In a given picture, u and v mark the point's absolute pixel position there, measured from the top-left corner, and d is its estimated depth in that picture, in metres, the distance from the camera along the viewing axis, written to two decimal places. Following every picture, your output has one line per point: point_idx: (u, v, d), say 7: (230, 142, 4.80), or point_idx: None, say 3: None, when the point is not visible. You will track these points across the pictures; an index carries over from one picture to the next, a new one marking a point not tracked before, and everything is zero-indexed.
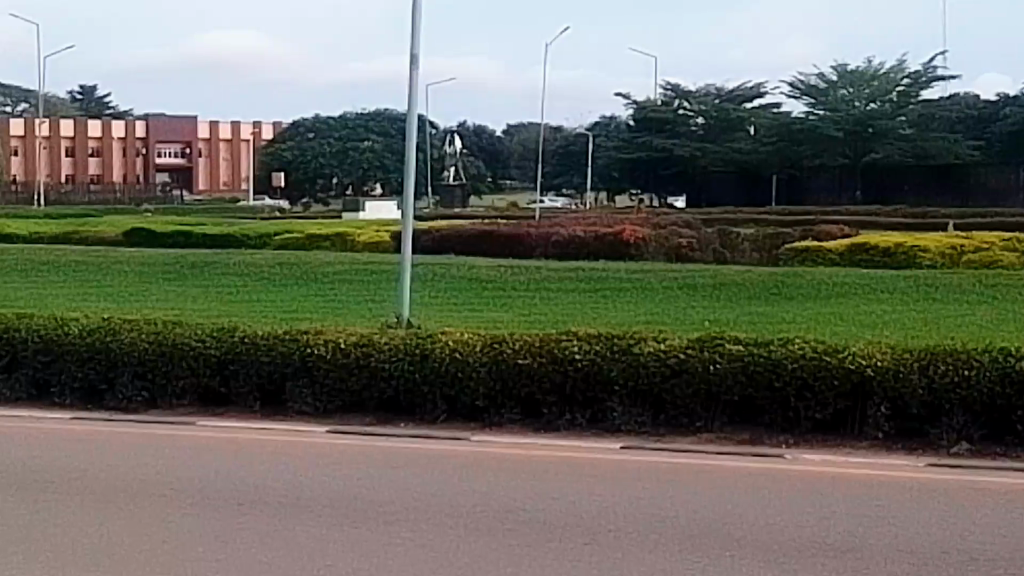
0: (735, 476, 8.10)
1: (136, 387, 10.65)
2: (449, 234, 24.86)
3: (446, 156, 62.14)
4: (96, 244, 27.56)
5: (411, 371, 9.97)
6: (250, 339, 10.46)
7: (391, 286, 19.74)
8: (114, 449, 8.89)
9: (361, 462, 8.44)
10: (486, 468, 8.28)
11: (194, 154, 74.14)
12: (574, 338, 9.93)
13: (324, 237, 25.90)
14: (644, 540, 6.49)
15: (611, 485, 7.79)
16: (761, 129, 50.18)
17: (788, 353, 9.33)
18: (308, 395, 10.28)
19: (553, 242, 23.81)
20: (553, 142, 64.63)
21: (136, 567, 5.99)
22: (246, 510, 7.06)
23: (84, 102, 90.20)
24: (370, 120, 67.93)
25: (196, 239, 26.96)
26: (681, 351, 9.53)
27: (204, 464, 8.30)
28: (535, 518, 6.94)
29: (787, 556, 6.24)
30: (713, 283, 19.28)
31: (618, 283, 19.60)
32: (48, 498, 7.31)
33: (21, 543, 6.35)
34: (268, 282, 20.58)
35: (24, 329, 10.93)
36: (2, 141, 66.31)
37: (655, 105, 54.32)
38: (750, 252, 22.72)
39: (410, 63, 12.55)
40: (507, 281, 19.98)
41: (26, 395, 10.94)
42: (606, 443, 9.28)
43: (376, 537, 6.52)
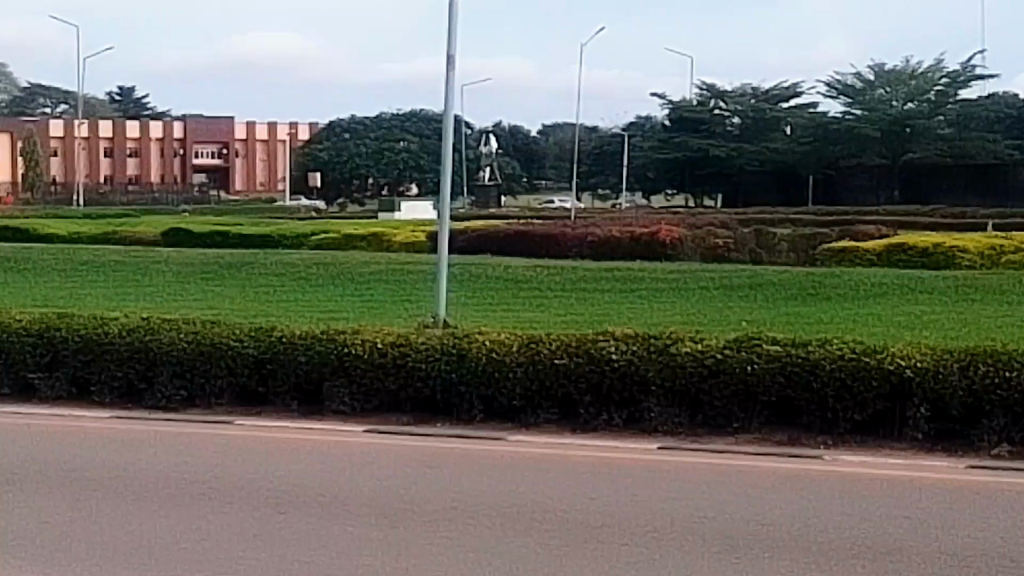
0: (775, 477, 8.08)
1: (175, 386, 10.71)
2: (486, 235, 24.91)
3: (482, 156, 62.29)
4: (135, 244, 27.75)
5: (448, 371, 9.98)
6: (288, 339, 10.50)
7: (427, 287, 19.79)
8: (152, 448, 8.93)
9: (399, 462, 8.46)
10: (522, 468, 8.28)
11: (231, 155, 74.50)
12: (611, 338, 9.92)
13: (361, 238, 26.00)
14: (681, 541, 6.48)
15: (649, 485, 7.79)
16: (797, 129, 49.97)
17: (826, 354, 9.30)
18: (346, 394, 10.30)
19: (589, 242, 23.81)
20: (589, 142, 64.60)
21: (174, 565, 6.01)
22: (284, 509, 7.09)
23: (122, 104, 90.94)
24: (406, 122, 68.14)
25: (233, 239, 27.11)
26: (719, 350, 9.51)
27: (241, 464, 8.34)
28: (573, 517, 6.94)
29: (825, 557, 6.22)
30: (750, 283, 19.23)
31: (655, 283, 19.58)
32: (88, 497, 7.36)
33: (61, 542, 6.39)
34: (304, 282, 20.66)
35: (65, 329, 11.03)
36: (41, 141, 66.89)
37: (691, 105, 54.24)
38: (787, 253, 22.66)
39: (447, 64, 12.59)
40: (543, 281, 20.00)
41: (66, 393, 11.03)
42: (643, 443, 9.27)
43: (413, 537, 6.53)
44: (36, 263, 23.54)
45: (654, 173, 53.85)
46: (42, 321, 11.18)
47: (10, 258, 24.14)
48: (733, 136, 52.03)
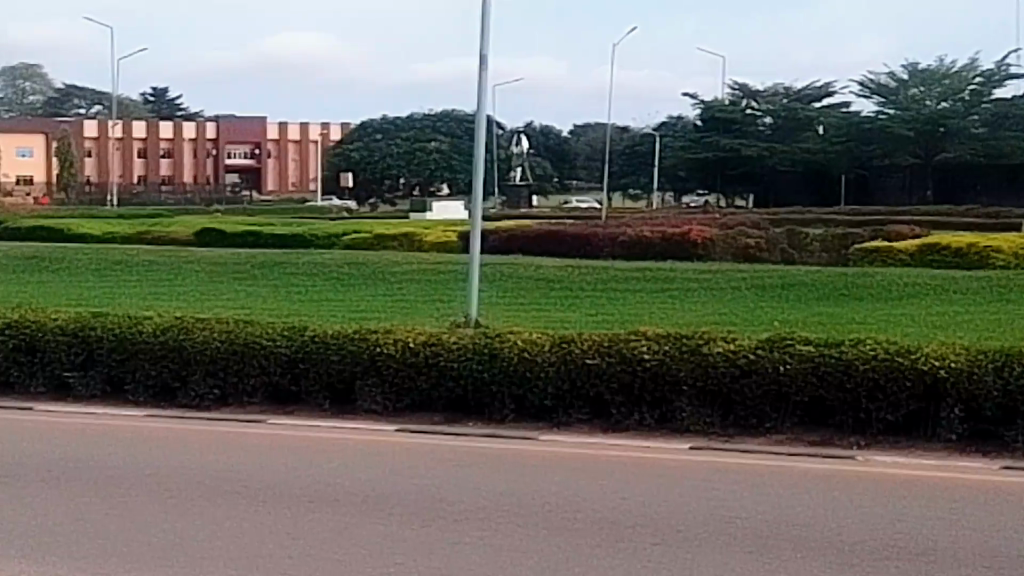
0: (807, 478, 8.05)
1: (208, 385, 10.77)
2: (517, 234, 24.93)
3: (514, 156, 62.40)
4: (169, 243, 27.91)
5: (479, 372, 9.99)
6: (321, 338, 10.54)
7: (459, 286, 19.81)
8: (185, 446, 8.97)
9: (433, 460, 8.50)
10: (552, 468, 8.28)
11: (264, 155, 74.79)
12: (643, 338, 9.91)
13: (392, 238, 26.06)
14: (713, 541, 6.47)
15: (680, 485, 7.78)
16: (829, 129, 49.75)
17: (860, 354, 9.26)
18: (377, 393, 10.33)
19: (620, 242, 23.78)
20: (620, 142, 64.48)
21: (206, 562, 6.06)
22: (317, 508, 7.12)
23: (156, 104, 91.43)
24: (438, 122, 68.33)
25: (265, 239, 27.22)
26: (751, 350, 9.49)
27: (272, 462, 8.38)
28: (604, 518, 6.94)
29: (860, 558, 6.20)
30: (782, 283, 19.18)
31: (687, 283, 19.53)
32: (123, 495, 7.42)
33: (96, 539, 6.45)
34: (336, 282, 20.71)
35: (100, 328, 11.12)
36: (76, 142, 67.34)
37: (722, 104, 54.14)
38: (819, 253, 22.58)
39: (479, 63, 12.61)
40: (575, 281, 19.98)
41: (101, 392, 11.12)
42: (674, 444, 9.26)
43: (443, 536, 6.54)
44: (70, 262, 23.70)
45: (684, 173, 53.70)
46: (77, 321, 11.28)
47: (44, 257, 24.31)
48: (765, 136, 51.86)
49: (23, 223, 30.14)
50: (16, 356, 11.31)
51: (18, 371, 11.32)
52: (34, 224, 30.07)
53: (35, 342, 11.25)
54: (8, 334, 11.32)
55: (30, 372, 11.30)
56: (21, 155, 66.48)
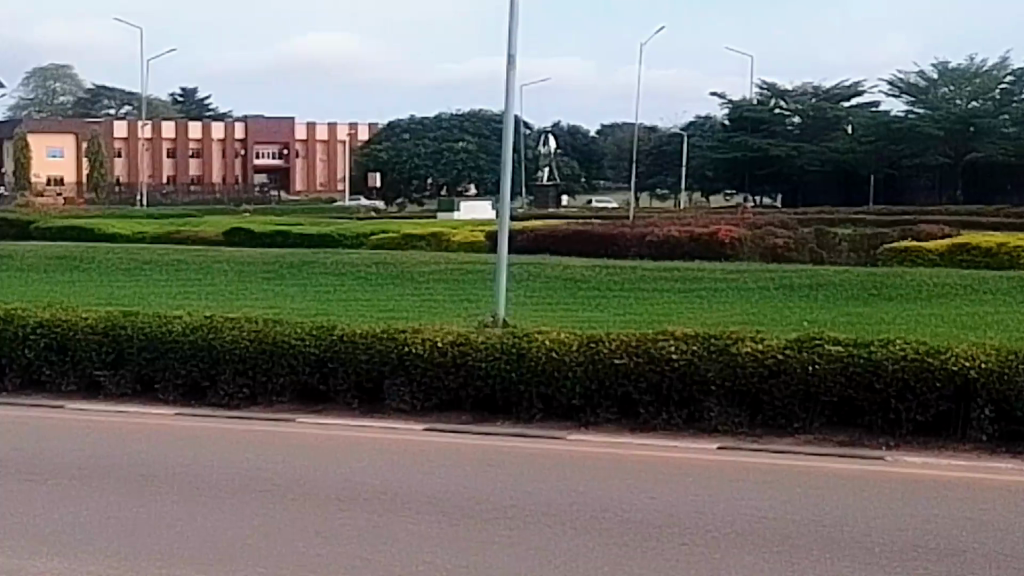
0: (837, 478, 8.02)
1: (237, 384, 10.82)
2: (545, 235, 24.96)
3: (541, 156, 62.41)
4: (198, 243, 28.02)
5: (508, 371, 10.00)
6: (349, 337, 10.56)
7: (486, 287, 19.82)
8: (215, 445, 9.00)
9: (462, 459, 8.51)
10: (581, 468, 8.28)
11: (292, 155, 74.94)
12: (671, 338, 9.90)
13: (420, 237, 26.10)
14: (742, 541, 6.46)
15: (708, 485, 7.77)
16: (858, 129, 49.52)
17: (889, 354, 9.23)
18: (406, 391, 10.36)
19: (648, 242, 23.73)
20: (647, 141, 64.40)
21: (236, 559, 6.09)
22: (347, 506, 7.15)
23: (185, 105, 91.83)
24: (466, 121, 68.43)
25: (294, 239, 27.29)
26: (780, 351, 9.46)
27: (300, 461, 8.42)
28: (634, 517, 6.94)
29: (891, 559, 6.17)
30: (811, 283, 19.12)
31: (716, 283, 19.49)
32: (154, 492, 7.46)
33: (126, 535, 6.49)
34: (364, 282, 20.74)
35: (131, 327, 11.19)
36: (106, 142, 67.64)
37: (750, 105, 54.02)
38: (848, 254, 22.50)
39: (507, 64, 12.62)
40: (603, 281, 19.96)
41: (132, 390, 11.19)
42: (703, 443, 9.25)
43: (472, 535, 6.55)
44: (100, 262, 23.82)
45: (712, 173, 53.56)
46: (108, 320, 11.36)
47: (74, 257, 24.47)
48: (793, 136, 51.67)
49: (54, 223, 30.34)
50: (47, 355, 11.41)
51: (49, 369, 11.42)
52: (64, 224, 30.23)
53: (66, 340, 11.34)
54: (39, 333, 11.41)
55: (61, 371, 11.40)
56: (52, 155, 66.90)
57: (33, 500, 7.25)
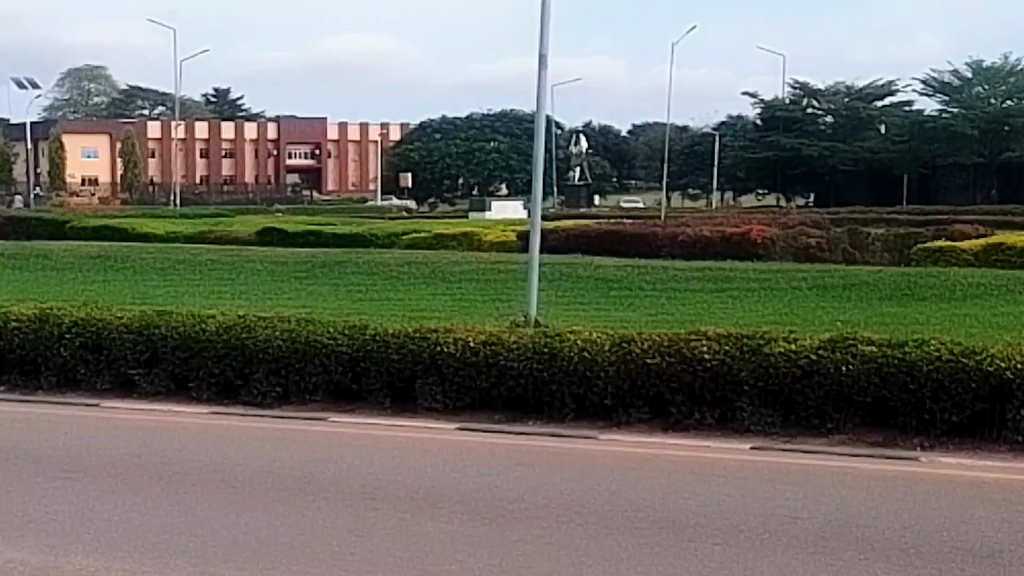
0: (869, 479, 7.98)
1: (270, 382, 10.86)
2: (578, 235, 24.96)
3: (572, 156, 62.42)
4: (231, 243, 28.12)
5: (540, 370, 10.00)
6: (381, 337, 10.59)
7: (519, 286, 19.81)
8: (249, 443, 9.04)
9: (494, 459, 8.51)
10: (612, 467, 8.28)
11: (324, 155, 75.23)
12: (704, 338, 9.87)
13: (451, 237, 26.12)
14: (775, 542, 6.45)
15: (741, 485, 7.76)
16: (891, 129, 49.31)
17: (924, 355, 9.17)
18: (438, 392, 10.37)
19: (679, 242, 23.65)
20: (679, 140, 64.35)
21: (270, 558, 6.10)
22: (378, 505, 7.17)
23: (218, 105, 92.32)
24: (498, 121, 68.55)
25: (326, 239, 27.37)
26: (813, 351, 9.43)
27: (333, 459, 8.45)
28: (666, 517, 6.93)
29: (928, 560, 6.15)
30: (844, 284, 19.03)
31: (748, 283, 19.44)
32: (187, 490, 7.49)
33: (159, 534, 6.51)
34: (397, 282, 20.76)
35: (165, 326, 11.26)
36: (140, 143, 67.99)
37: (783, 105, 53.90)
38: (882, 253, 22.38)
39: (539, 63, 12.62)
40: (635, 281, 19.93)
41: (165, 389, 11.25)
42: (736, 443, 9.22)
43: (504, 534, 6.56)
44: (133, 262, 23.93)
45: (745, 173, 53.43)
46: (143, 319, 11.45)
47: (107, 257, 24.61)
48: (826, 135, 51.50)
49: (88, 223, 30.55)
50: (83, 354, 11.51)
51: (85, 368, 11.52)
52: (98, 224, 30.39)
53: (101, 339, 11.44)
54: (74, 332, 11.51)
55: (97, 369, 11.49)
56: (86, 156, 67.36)
57: (68, 497, 7.30)
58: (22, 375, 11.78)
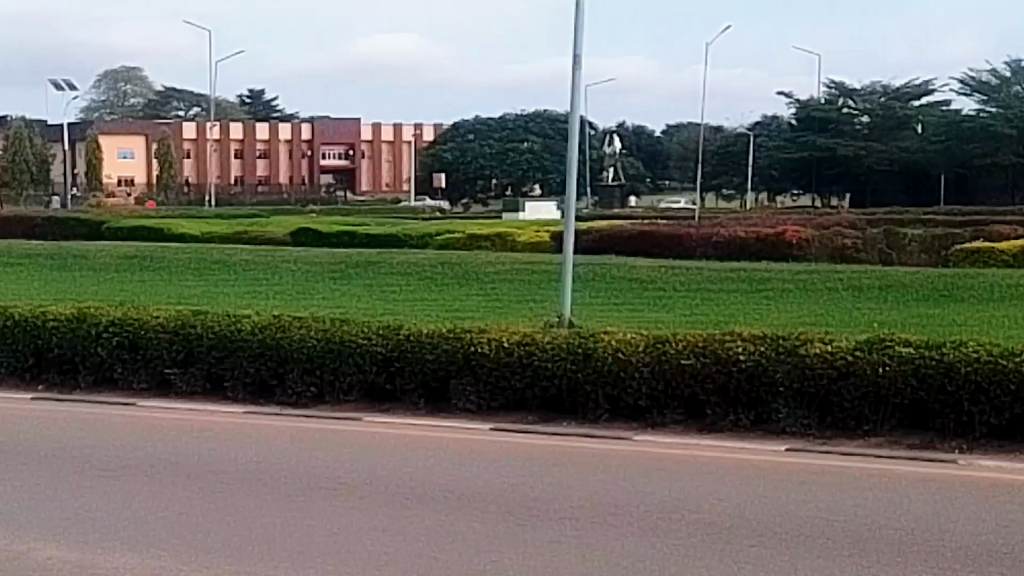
0: (907, 481, 7.93)
1: (305, 382, 10.90)
2: (613, 235, 24.96)
3: (605, 157, 62.34)
4: (266, 243, 28.25)
5: (574, 371, 9.99)
6: (416, 337, 10.58)
7: (553, 287, 19.80)
8: (284, 443, 9.06)
9: (529, 460, 8.50)
10: (647, 468, 8.26)
11: (358, 155, 75.48)
12: (738, 339, 9.83)
13: (486, 237, 26.14)
14: (812, 544, 6.41)
15: (776, 486, 7.73)
16: (928, 128, 48.96)
17: (962, 356, 9.08)
18: (472, 392, 10.36)
19: (714, 242, 23.56)
20: (713, 140, 64.23)
21: (305, 557, 6.10)
22: (411, 505, 7.17)
23: (254, 106, 92.78)
24: (531, 121, 68.59)
25: (360, 239, 27.46)
26: (850, 352, 9.36)
27: (367, 459, 8.47)
28: (701, 518, 6.92)
29: (967, 562, 6.11)
30: (881, 284, 18.91)
31: (783, 284, 19.36)
32: (222, 490, 7.50)
33: (193, 533, 6.53)
34: (431, 282, 20.78)
35: (201, 326, 11.30)
36: (176, 143, 68.41)
37: (819, 104, 53.66)
38: (919, 254, 22.24)
39: (574, 64, 12.60)
40: (669, 281, 19.90)
41: (201, 388, 11.30)
42: (771, 445, 9.18)
43: (539, 534, 6.54)
44: (170, 262, 24.07)
45: (779, 173, 53.22)
46: (179, 318, 11.51)
47: (144, 256, 24.78)
48: (861, 135, 51.09)
49: (125, 223, 30.76)
50: (119, 353, 11.57)
51: (122, 367, 11.59)
52: (135, 224, 30.60)
53: (137, 338, 11.50)
54: (111, 331, 11.57)
55: (133, 369, 11.56)
56: (123, 157, 67.87)
57: (105, 496, 7.33)
58: (60, 374, 11.87)
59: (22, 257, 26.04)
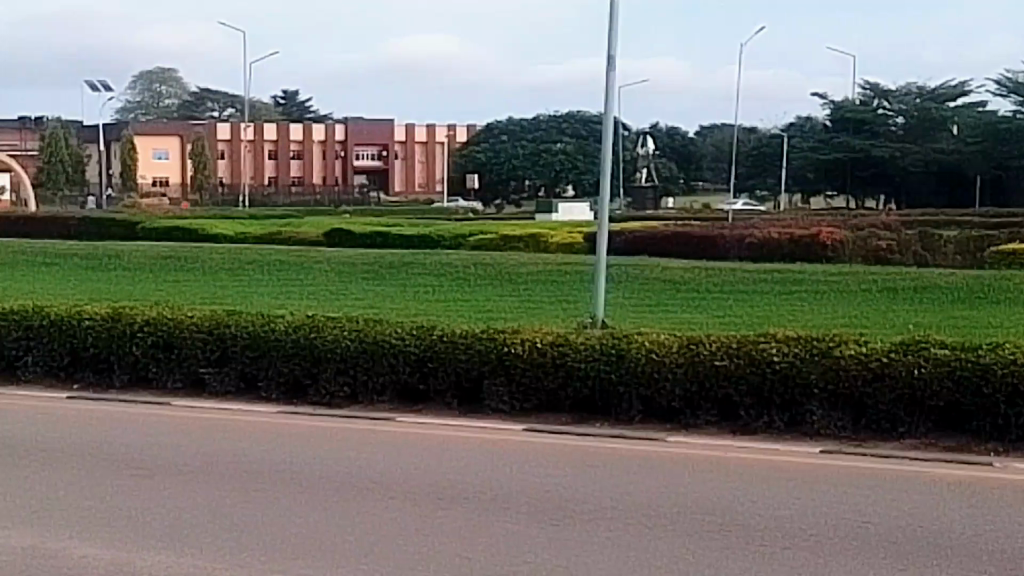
0: (943, 484, 7.88)
1: (338, 383, 10.91)
2: (646, 236, 24.94)
3: (639, 159, 62.28)
4: (299, 243, 28.37)
5: (607, 372, 9.97)
6: (449, 337, 10.60)
7: (587, 288, 19.79)
8: (317, 442, 9.11)
9: (563, 460, 8.49)
10: (681, 469, 8.26)
11: (392, 156, 75.66)
12: (773, 340, 9.80)
13: (519, 238, 26.15)
14: (847, 546, 6.37)
15: (808, 489, 7.70)
16: (964, 129, 48.70)
17: (999, 359, 9.01)
18: (505, 393, 10.36)
19: (748, 244, 23.47)
20: (747, 142, 63.97)
21: (339, 557, 6.11)
22: (445, 505, 7.18)
23: (288, 107, 93.15)
24: (565, 122, 68.61)
25: (393, 239, 27.55)
26: (884, 354, 9.32)
27: (399, 459, 8.51)
28: (735, 520, 6.88)
29: (1000, 564, 6.09)
30: (917, 286, 18.79)
31: (818, 285, 19.27)
32: (255, 489, 7.54)
33: (229, 532, 6.55)
34: (464, 283, 20.82)
35: (235, 326, 11.35)
36: (211, 144, 68.78)
37: (854, 105, 53.50)
38: (954, 256, 22.03)
39: (608, 64, 12.60)
40: (704, 282, 19.85)
41: (235, 388, 11.34)
42: (805, 447, 9.14)
43: (573, 536, 6.54)
44: (204, 262, 24.20)
45: (814, 175, 52.89)
46: (214, 318, 11.57)
47: (178, 257, 24.91)
48: (897, 136, 50.75)
49: (160, 224, 30.94)
50: (154, 353, 11.65)
51: (156, 367, 11.66)
52: (169, 224, 30.78)
53: (172, 339, 11.57)
54: (146, 331, 11.65)
55: (168, 368, 11.63)
56: (158, 158, 68.26)
57: (140, 495, 7.37)
58: (95, 373, 11.94)
59: (58, 257, 26.21)
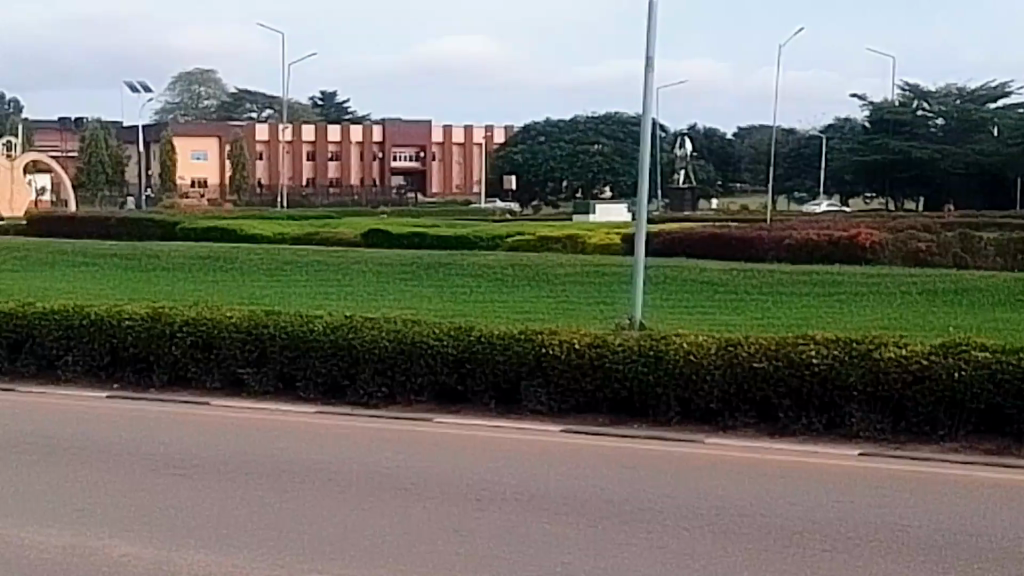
0: (982, 486, 7.83)
1: (376, 383, 10.94)
2: (683, 237, 24.89)
3: (677, 161, 62.12)
4: (337, 244, 28.49)
5: (645, 373, 9.96)
6: (486, 338, 10.61)
7: (623, 288, 19.79)
8: (356, 442, 9.15)
9: (600, 461, 8.49)
10: (719, 471, 8.24)
11: (429, 158, 75.83)
12: (812, 341, 9.77)
13: (556, 239, 26.16)
14: (885, 549, 6.35)
15: (847, 491, 7.66)
16: (1005, 131, 48.37)
17: None
18: (543, 394, 10.37)
19: (786, 246, 23.35)
20: (786, 143, 63.70)
21: (376, 557, 6.13)
22: (484, 505, 7.19)
23: (326, 109, 93.53)
24: (603, 124, 68.58)
25: (430, 240, 27.61)
26: (924, 356, 9.26)
27: (436, 459, 8.52)
28: (774, 522, 6.86)
29: None
30: (957, 288, 18.66)
31: (857, 287, 19.18)
32: (297, 488, 7.58)
33: (266, 531, 6.60)
34: (500, 284, 20.84)
35: (274, 326, 11.40)
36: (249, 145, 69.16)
37: (893, 105, 53.20)
38: (994, 258, 21.86)
39: (646, 64, 12.59)
40: (741, 284, 19.80)
41: (274, 388, 11.40)
42: (845, 449, 9.09)
43: (611, 537, 6.54)
44: (242, 262, 24.36)
45: (853, 176, 52.56)
46: (252, 319, 11.63)
47: (217, 257, 25.07)
48: (937, 137, 50.39)
49: (199, 224, 31.14)
50: (193, 353, 11.72)
51: (195, 366, 11.73)
52: (207, 224, 30.98)
53: (212, 338, 11.64)
54: (185, 331, 11.72)
55: (207, 368, 11.70)
56: (197, 158, 68.71)
57: (182, 494, 7.42)
58: (135, 373, 12.03)
59: (98, 257, 26.42)
